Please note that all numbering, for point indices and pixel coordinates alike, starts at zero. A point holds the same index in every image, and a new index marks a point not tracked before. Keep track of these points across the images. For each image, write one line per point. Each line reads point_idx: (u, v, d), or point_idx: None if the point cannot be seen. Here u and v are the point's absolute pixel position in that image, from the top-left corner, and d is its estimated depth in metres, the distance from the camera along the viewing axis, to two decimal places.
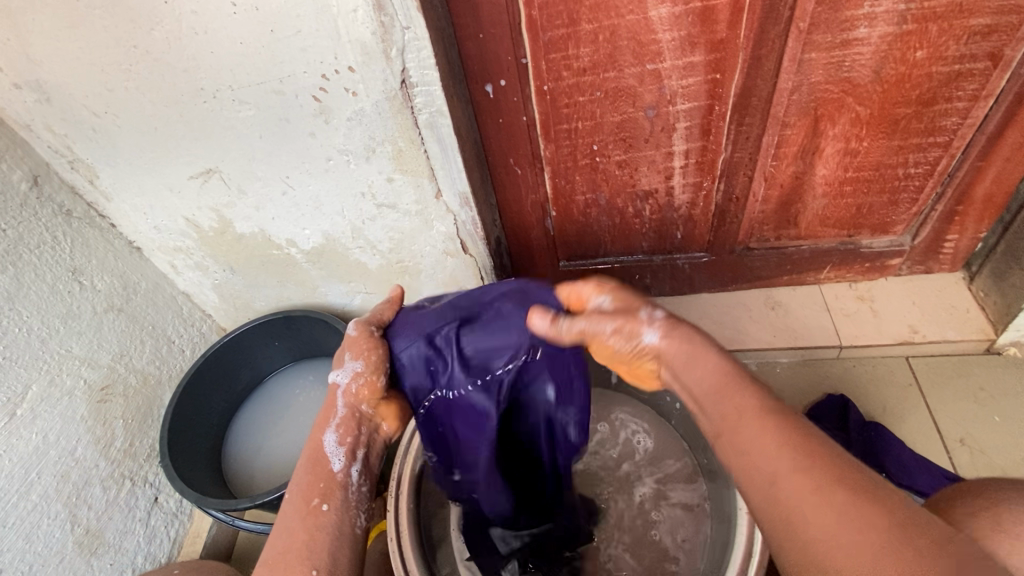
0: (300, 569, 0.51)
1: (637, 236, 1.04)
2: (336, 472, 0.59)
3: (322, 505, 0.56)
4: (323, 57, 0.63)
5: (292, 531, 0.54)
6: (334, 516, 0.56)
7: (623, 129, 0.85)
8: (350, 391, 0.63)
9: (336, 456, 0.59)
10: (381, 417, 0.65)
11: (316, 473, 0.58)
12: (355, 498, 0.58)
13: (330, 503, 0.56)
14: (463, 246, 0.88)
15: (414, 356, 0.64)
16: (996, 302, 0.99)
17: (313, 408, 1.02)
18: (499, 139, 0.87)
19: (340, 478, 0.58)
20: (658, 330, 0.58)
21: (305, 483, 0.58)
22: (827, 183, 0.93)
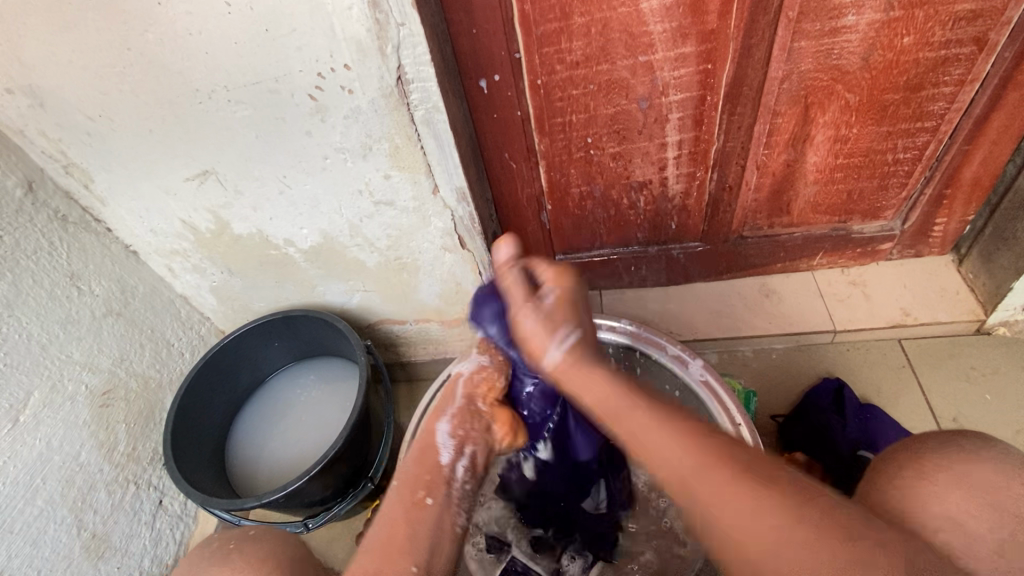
0: (403, 561, 0.54)
1: (632, 227, 1.05)
2: (444, 464, 0.63)
3: (427, 499, 0.59)
4: (319, 55, 0.63)
5: (395, 522, 0.57)
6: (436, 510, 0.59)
7: (617, 121, 0.86)
8: (467, 380, 0.70)
9: (446, 448, 0.64)
10: (495, 417, 0.68)
11: (423, 466, 0.62)
12: (457, 495, 0.61)
13: (434, 498, 0.60)
14: (461, 242, 0.88)
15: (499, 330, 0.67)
16: (986, 283, 1.00)
17: (315, 408, 1.02)
18: (494, 134, 0.87)
19: (445, 472, 0.62)
20: (555, 358, 0.58)
21: (411, 478, 0.61)
22: (818, 170, 0.94)
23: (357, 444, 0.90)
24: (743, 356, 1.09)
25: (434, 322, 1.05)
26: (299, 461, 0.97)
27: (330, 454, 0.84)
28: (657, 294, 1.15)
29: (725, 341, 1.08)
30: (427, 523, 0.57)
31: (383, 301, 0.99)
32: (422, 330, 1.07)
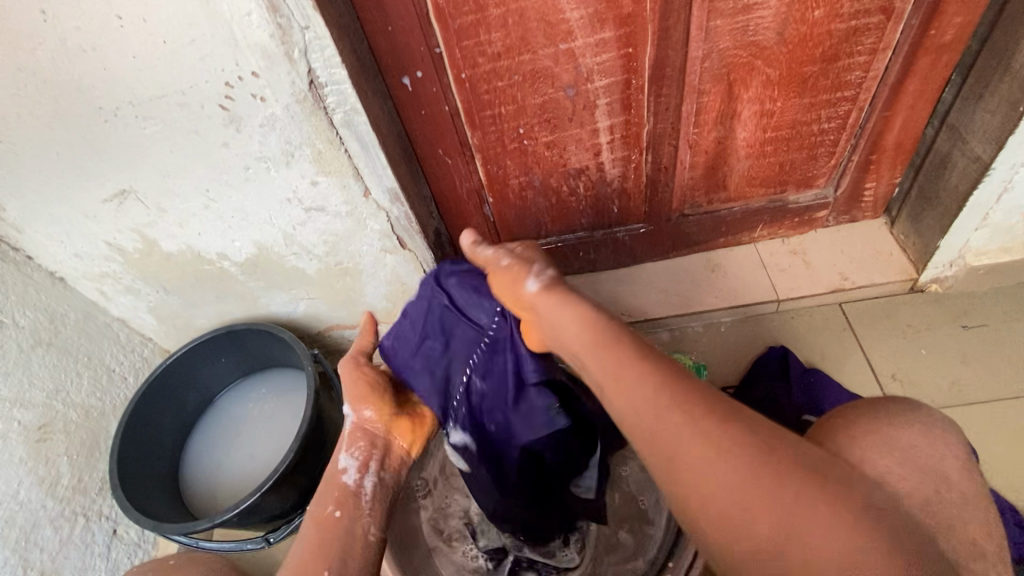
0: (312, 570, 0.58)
1: (575, 214, 1.05)
2: (348, 483, 0.67)
3: (335, 512, 0.64)
4: (224, 63, 0.62)
5: (310, 535, 0.62)
6: (346, 520, 0.64)
7: (546, 110, 0.86)
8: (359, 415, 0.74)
9: (350, 470, 0.69)
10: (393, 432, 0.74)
11: (330, 484, 0.67)
12: (366, 505, 0.66)
13: (343, 509, 0.65)
14: (401, 243, 0.88)
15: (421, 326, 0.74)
16: (916, 243, 1.04)
17: (270, 421, 1.01)
18: (425, 131, 0.86)
19: (352, 489, 0.67)
20: (539, 283, 0.63)
21: (321, 494, 0.67)
22: (748, 145, 0.96)
23: (310, 455, 0.89)
24: (694, 332, 1.11)
25: (385, 324, 1.04)
26: (255, 475, 0.96)
27: (280, 470, 0.83)
28: (607, 278, 1.16)
29: (676, 320, 1.10)
30: (337, 532, 0.63)
31: (329, 307, 0.98)
32: (374, 333, 1.06)
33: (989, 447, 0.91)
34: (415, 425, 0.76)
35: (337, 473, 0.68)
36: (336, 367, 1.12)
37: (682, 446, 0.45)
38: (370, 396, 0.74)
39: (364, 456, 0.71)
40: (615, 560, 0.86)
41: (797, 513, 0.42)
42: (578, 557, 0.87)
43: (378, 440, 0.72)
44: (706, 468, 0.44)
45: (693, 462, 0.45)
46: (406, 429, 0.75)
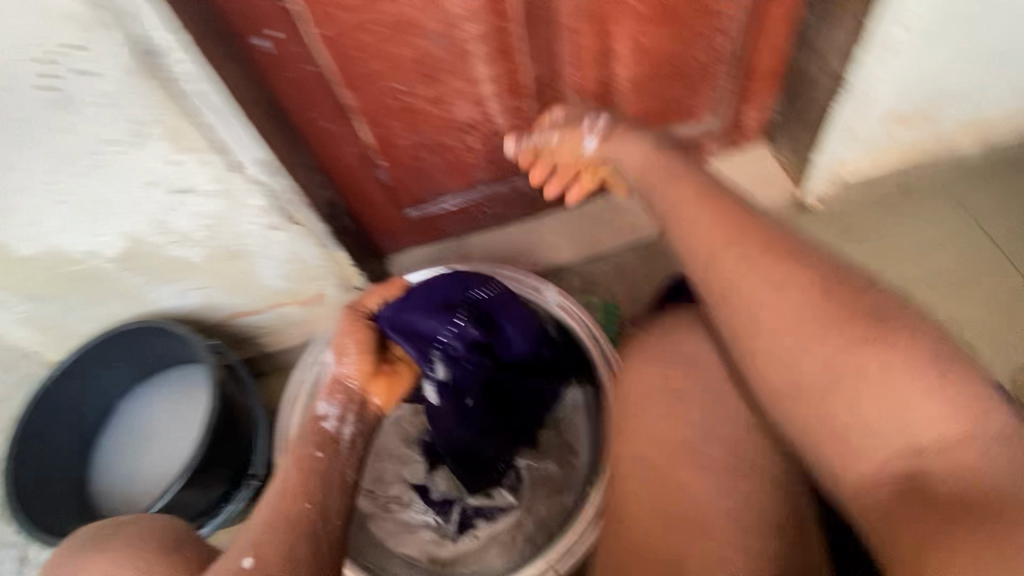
0: (298, 499, 0.62)
1: (472, 169, 1.04)
2: (328, 427, 0.73)
3: (316, 453, 0.69)
4: (38, 38, 0.56)
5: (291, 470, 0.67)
6: (328, 462, 0.69)
7: (422, 64, 0.83)
8: (343, 369, 0.80)
9: (329, 416, 0.75)
10: (370, 390, 0.80)
11: (309, 432, 0.72)
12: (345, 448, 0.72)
13: (323, 451, 0.70)
14: (289, 218, 0.84)
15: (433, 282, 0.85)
16: (796, 163, 1.10)
17: (181, 420, 0.96)
18: (295, 97, 0.82)
19: (331, 433, 0.73)
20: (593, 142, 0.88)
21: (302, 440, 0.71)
22: (630, 83, 0.97)
23: (227, 449, 0.87)
24: (604, 275, 1.15)
25: (290, 305, 1.00)
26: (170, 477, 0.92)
27: (190, 468, 0.80)
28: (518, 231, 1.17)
29: (583, 263, 1.16)
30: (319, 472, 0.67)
31: (225, 294, 0.94)
32: (281, 316, 1.02)
33: None
34: (390, 383, 0.82)
35: (315, 419, 0.74)
36: (248, 357, 1.08)
37: (764, 306, 0.57)
38: (352, 352, 0.81)
39: (342, 406, 0.77)
40: (546, 491, 0.93)
41: (866, 367, 0.52)
42: (514, 497, 0.93)
43: (355, 395, 0.79)
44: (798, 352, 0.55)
45: (762, 307, 0.57)
46: (381, 388, 0.81)
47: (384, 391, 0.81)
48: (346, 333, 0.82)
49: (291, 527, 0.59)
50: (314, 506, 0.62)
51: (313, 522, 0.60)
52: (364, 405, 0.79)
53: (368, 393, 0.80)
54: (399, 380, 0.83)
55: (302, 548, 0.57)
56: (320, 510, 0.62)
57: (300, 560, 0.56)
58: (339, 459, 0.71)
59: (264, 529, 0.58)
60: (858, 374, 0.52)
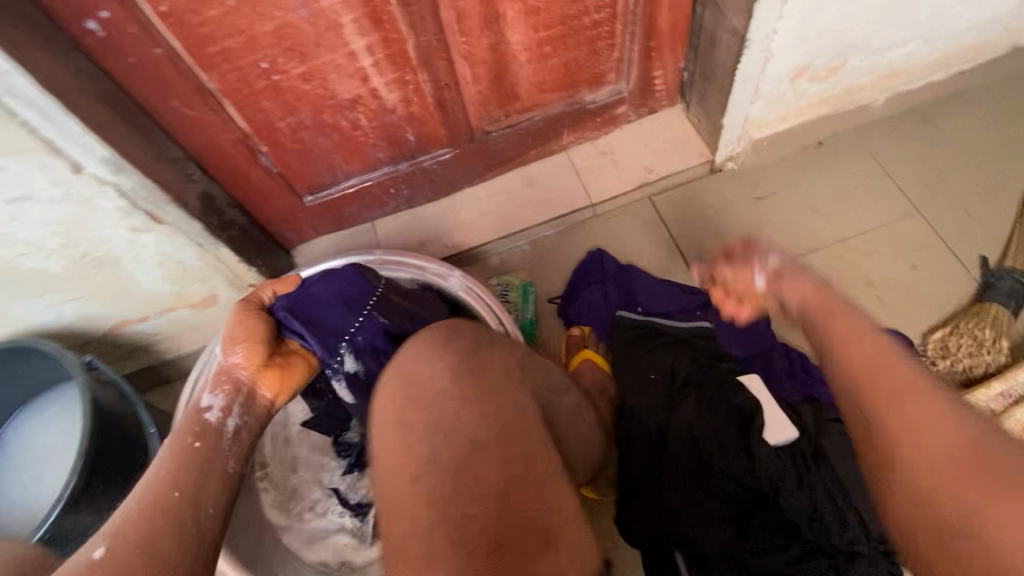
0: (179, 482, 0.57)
1: (368, 149, 0.98)
2: (212, 419, 0.64)
3: (195, 443, 0.61)
4: None
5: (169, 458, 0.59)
6: (207, 450, 0.61)
7: (286, 37, 0.76)
8: (230, 360, 0.70)
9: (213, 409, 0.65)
10: (262, 379, 0.71)
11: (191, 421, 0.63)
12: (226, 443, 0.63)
13: (202, 441, 0.62)
14: (154, 218, 0.77)
15: (333, 277, 0.81)
16: (707, 124, 1.07)
17: (66, 441, 0.86)
18: (146, 83, 0.73)
19: (214, 424, 0.64)
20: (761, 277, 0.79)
21: (180, 433, 0.62)
22: (525, 48, 0.91)
23: (111, 472, 0.78)
24: (522, 252, 1.11)
25: (181, 308, 0.93)
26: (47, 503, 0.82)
27: (67, 495, 0.72)
28: (430, 212, 1.12)
29: (502, 241, 1.10)
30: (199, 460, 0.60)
31: (103, 305, 0.86)
32: (173, 321, 0.95)
33: None
34: (284, 375, 0.73)
35: (197, 410, 0.64)
36: (145, 365, 1.00)
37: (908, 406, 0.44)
38: (240, 340, 0.71)
39: (228, 398, 0.67)
40: None
41: (958, 499, 0.38)
42: None
43: (245, 385, 0.69)
44: (924, 467, 0.40)
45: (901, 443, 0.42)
46: (275, 379, 0.72)
47: (278, 382, 0.72)
48: (233, 320, 0.72)
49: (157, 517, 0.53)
50: (186, 496, 0.56)
51: (178, 512, 0.54)
52: (253, 397, 0.69)
53: (258, 385, 0.71)
54: (295, 372, 0.74)
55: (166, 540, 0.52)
56: (197, 496, 0.57)
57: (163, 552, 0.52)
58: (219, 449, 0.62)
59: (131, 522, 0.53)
60: (967, 498, 0.37)
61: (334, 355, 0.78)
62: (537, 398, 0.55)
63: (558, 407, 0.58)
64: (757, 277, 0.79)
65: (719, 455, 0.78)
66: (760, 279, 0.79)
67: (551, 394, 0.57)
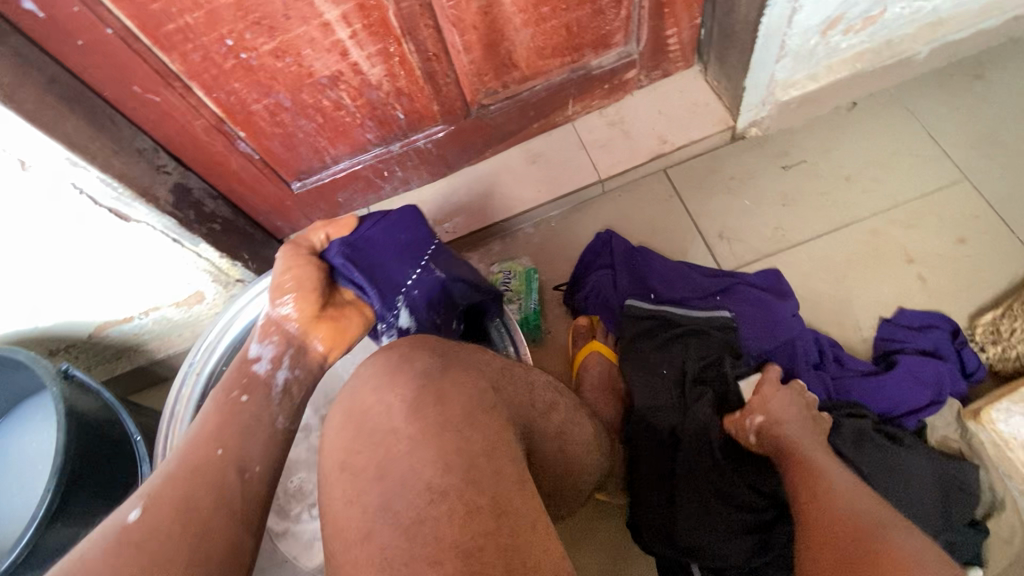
0: (230, 435, 0.56)
1: (356, 130, 0.90)
2: (261, 371, 0.64)
3: (242, 397, 0.61)
4: None
5: (209, 413, 0.59)
6: (255, 405, 0.60)
7: (249, 10, 0.68)
8: (282, 311, 0.70)
9: (263, 359, 0.66)
10: (312, 333, 0.71)
11: (240, 371, 0.64)
12: (276, 396, 0.63)
13: (249, 395, 0.61)
14: (119, 214, 0.72)
15: (387, 222, 0.78)
16: (727, 88, 0.97)
17: (38, 459, 0.79)
18: (98, 67, 0.67)
19: (264, 377, 0.64)
20: None
21: (228, 384, 0.63)
22: (521, 10, 0.82)
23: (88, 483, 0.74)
24: (525, 234, 1.04)
25: (164, 306, 0.88)
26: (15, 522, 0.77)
27: (42, 514, 0.68)
28: (427, 194, 1.05)
29: (504, 224, 1.02)
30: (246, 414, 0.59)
31: (81, 306, 0.82)
32: (160, 321, 0.91)
33: (812, 287, 0.91)
34: (338, 328, 0.73)
35: (247, 362, 0.65)
36: (133, 366, 0.97)
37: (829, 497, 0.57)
38: (291, 289, 0.71)
39: (278, 349, 0.67)
40: None
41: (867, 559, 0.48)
42: None
43: (295, 338, 0.69)
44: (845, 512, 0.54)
45: (834, 498, 0.56)
46: (327, 331, 0.72)
47: (330, 335, 0.72)
48: (283, 269, 0.72)
49: (200, 475, 0.52)
50: (230, 452, 0.55)
51: (222, 469, 0.53)
52: (305, 352, 0.70)
53: (310, 338, 0.71)
54: (348, 324, 0.74)
55: (205, 501, 0.50)
56: (239, 456, 0.55)
57: (201, 514, 0.50)
58: (266, 404, 0.61)
59: (166, 481, 0.51)
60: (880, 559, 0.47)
61: (389, 307, 0.76)
62: (518, 419, 0.52)
63: (540, 427, 0.55)
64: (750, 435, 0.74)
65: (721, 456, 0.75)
66: (756, 439, 0.73)
67: (532, 412, 0.55)
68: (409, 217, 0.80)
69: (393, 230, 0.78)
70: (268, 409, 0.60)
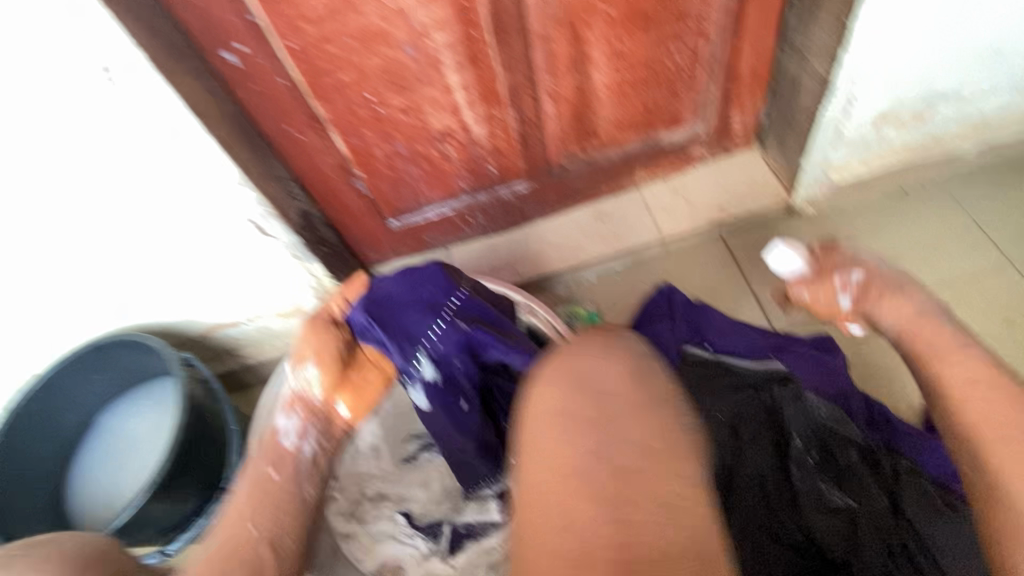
0: (264, 516, 0.67)
1: (453, 178, 1.03)
2: (286, 446, 0.75)
3: (273, 474, 0.72)
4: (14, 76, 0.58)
5: (250, 494, 0.70)
6: (284, 481, 0.72)
7: (392, 73, 0.83)
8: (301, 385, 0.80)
9: (289, 435, 0.76)
10: (333, 401, 0.81)
11: (271, 448, 0.75)
12: (302, 473, 0.75)
13: (280, 472, 0.73)
14: (259, 229, 0.84)
15: (405, 279, 0.80)
16: (785, 168, 1.07)
17: (155, 432, 0.95)
18: (265, 109, 0.81)
19: (290, 453, 0.75)
20: None
21: (263, 457, 0.74)
22: (609, 88, 0.96)
23: (193, 461, 0.84)
24: (589, 282, 1.12)
25: (268, 315, 1.00)
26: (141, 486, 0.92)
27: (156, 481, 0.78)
28: (503, 241, 1.16)
29: (569, 272, 1.12)
30: (277, 496, 0.70)
31: (203, 307, 0.94)
32: (261, 328, 1.02)
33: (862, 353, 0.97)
34: (359, 391, 0.82)
35: (276, 435, 0.76)
36: (228, 368, 1.08)
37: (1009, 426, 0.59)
38: (311, 360, 0.79)
39: (304, 423, 0.78)
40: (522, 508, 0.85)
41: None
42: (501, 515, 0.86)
43: (317, 408, 0.79)
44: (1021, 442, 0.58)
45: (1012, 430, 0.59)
46: (349, 395, 0.81)
47: (350, 399, 0.81)
48: (303, 340, 0.80)
49: (236, 555, 0.62)
50: (261, 530, 0.66)
51: (256, 547, 0.63)
52: (330, 422, 0.81)
53: (333, 406, 0.81)
54: (369, 386, 0.83)
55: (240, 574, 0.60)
56: (272, 534, 0.66)
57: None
58: (295, 477, 0.73)
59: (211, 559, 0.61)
60: None
61: (410, 360, 0.79)
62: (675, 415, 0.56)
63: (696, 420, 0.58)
64: (846, 297, 0.89)
65: (778, 497, 0.78)
66: (859, 276, 0.89)
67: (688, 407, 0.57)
68: (431, 271, 0.80)
69: (411, 287, 0.79)
70: (293, 485, 0.72)
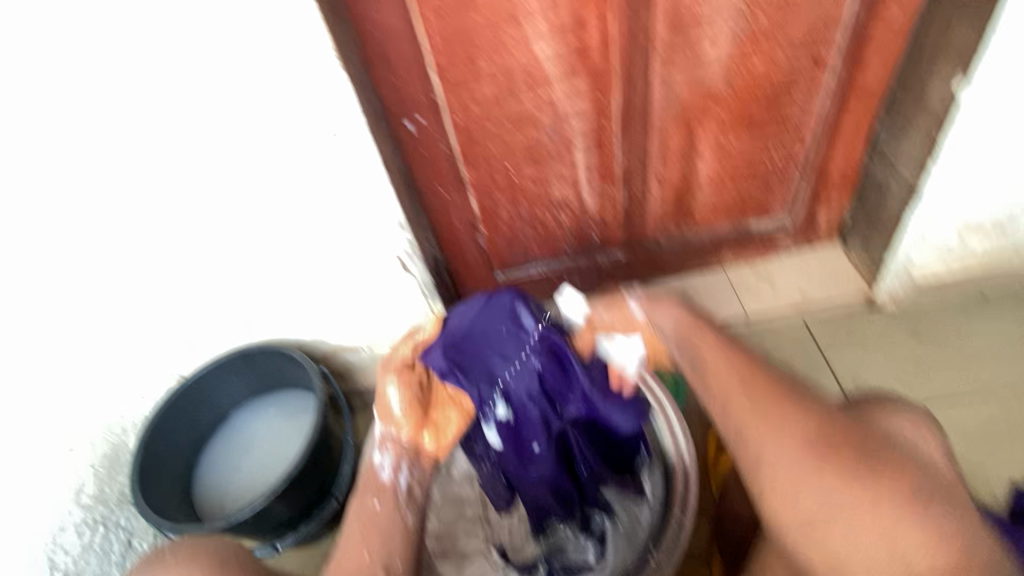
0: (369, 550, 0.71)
1: (561, 242, 1.16)
2: (383, 479, 0.78)
3: (376, 507, 0.75)
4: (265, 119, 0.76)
5: (356, 525, 0.74)
6: (385, 509, 0.75)
7: (533, 150, 0.99)
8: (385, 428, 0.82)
9: (385, 469, 0.79)
10: (417, 439, 0.82)
11: (368, 482, 0.78)
12: (402, 501, 0.77)
13: (381, 505, 0.75)
14: (403, 266, 0.98)
15: (486, 310, 0.83)
16: (868, 263, 1.15)
17: (282, 435, 1.09)
18: (424, 169, 0.98)
19: (389, 485, 0.77)
20: None
21: (364, 487, 0.78)
22: (710, 178, 1.09)
23: (320, 461, 0.96)
24: None
25: (385, 343, 1.12)
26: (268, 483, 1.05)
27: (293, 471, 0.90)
28: None
29: None
30: (379, 524, 0.74)
31: (336, 328, 1.07)
32: (376, 355, 1.14)
33: None
34: (439, 428, 0.83)
35: (373, 470, 0.79)
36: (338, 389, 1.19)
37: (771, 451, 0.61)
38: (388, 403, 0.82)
39: (398, 458, 0.80)
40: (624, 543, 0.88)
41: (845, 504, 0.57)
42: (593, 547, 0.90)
43: (407, 446, 0.81)
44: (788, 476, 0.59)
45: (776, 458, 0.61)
46: (432, 433, 0.83)
47: (432, 437, 0.83)
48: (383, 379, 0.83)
49: None
50: (376, 554, 0.71)
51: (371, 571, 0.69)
52: (419, 454, 0.82)
53: (419, 442, 0.82)
54: (449, 422, 0.84)
55: None
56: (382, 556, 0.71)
57: None
58: (396, 506, 0.76)
59: None
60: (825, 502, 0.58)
61: (490, 398, 0.84)
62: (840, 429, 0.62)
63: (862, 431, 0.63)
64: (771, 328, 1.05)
65: None
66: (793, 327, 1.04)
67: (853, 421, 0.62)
68: (512, 305, 0.84)
69: (490, 319, 0.83)
70: (396, 512, 0.75)
